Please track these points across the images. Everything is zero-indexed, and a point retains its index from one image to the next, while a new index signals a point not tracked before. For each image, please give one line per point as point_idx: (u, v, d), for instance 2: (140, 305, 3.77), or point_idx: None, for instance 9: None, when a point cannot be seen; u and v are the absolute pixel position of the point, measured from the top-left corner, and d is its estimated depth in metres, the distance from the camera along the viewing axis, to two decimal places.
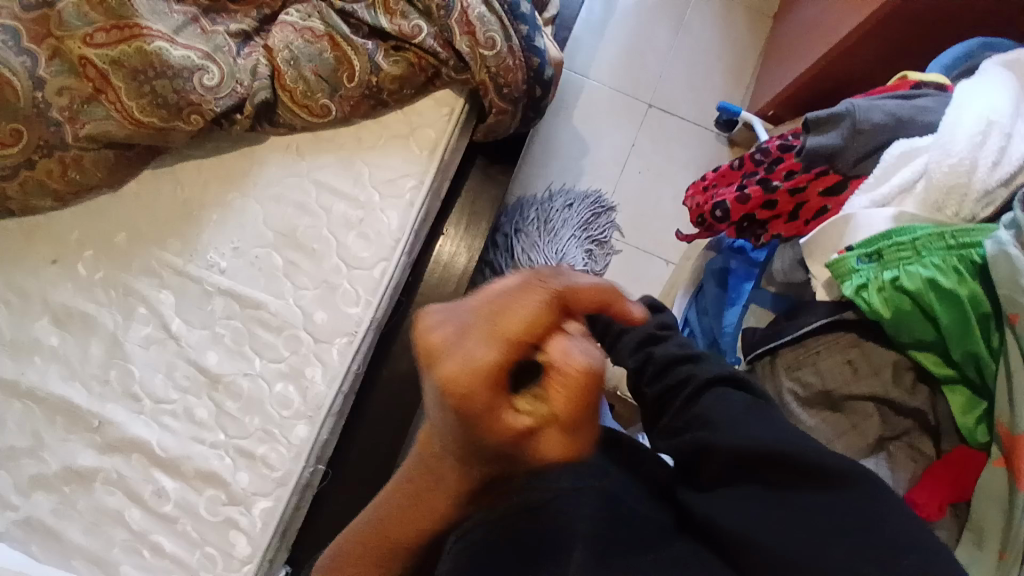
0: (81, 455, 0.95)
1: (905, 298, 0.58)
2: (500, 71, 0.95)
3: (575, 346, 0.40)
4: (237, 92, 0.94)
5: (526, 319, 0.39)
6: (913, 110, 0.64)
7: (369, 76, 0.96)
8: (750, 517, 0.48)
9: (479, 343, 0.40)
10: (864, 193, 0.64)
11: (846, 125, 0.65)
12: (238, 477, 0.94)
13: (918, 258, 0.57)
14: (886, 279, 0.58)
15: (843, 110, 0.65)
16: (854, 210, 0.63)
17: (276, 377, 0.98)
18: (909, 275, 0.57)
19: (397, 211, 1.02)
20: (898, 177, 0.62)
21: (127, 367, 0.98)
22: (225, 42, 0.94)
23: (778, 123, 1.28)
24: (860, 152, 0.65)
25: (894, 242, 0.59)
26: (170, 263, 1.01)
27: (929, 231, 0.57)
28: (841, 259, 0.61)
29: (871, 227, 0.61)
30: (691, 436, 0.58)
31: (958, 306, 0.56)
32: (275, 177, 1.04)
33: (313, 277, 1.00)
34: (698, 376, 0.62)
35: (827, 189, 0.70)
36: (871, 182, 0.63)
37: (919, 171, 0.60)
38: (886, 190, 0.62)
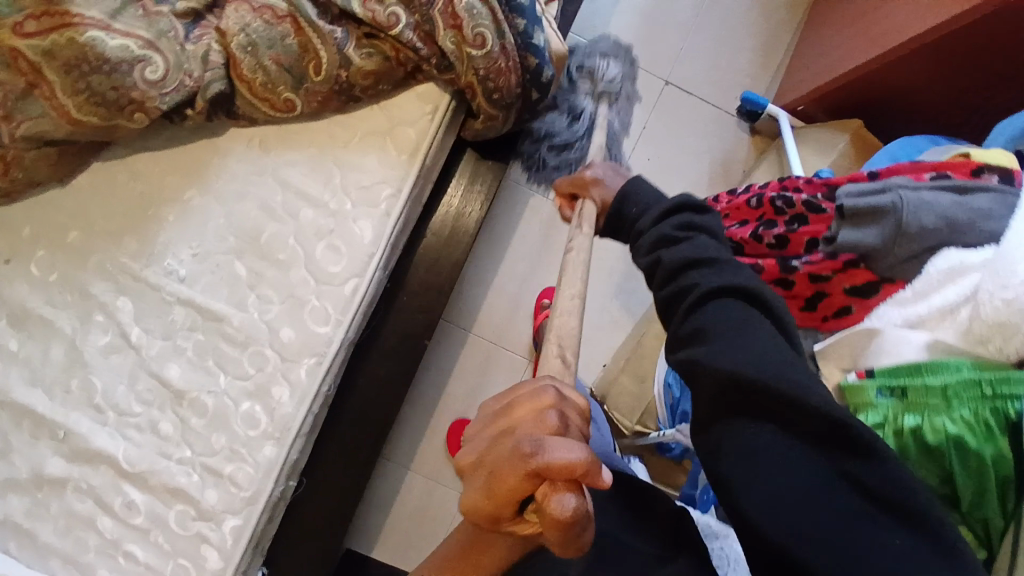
0: (49, 461, 0.93)
1: (922, 449, 0.51)
2: (491, 73, 0.81)
3: (560, 499, 0.37)
4: (186, 85, 0.82)
5: (517, 461, 0.37)
6: (971, 215, 0.53)
7: (338, 70, 0.83)
8: (744, 463, 0.45)
9: (476, 483, 0.40)
10: (897, 305, 0.56)
11: (889, 222, 0.55)
12: (206, 494, 0.93)
13: (946, 408, 0.51)
14: (904, 425, 0.52)
15: (886, 204, 0.55)
16: (882, 327, 0.56)
17: (242, 396, 0.93)
18: (932, 427, 0.51)
19: (371, 222, 0.92)
20: (940, 297, 0.53)
21: (88, 377, 0.93)
22: (171, 25, 0.80)
23: (808, 120, 1.14)
24: (901, 256, 0.56)
25: (923, 384, 0.52)
26: (126, 267, 0.93)
27: (962, 378, 0.50)
28: (860, 386, 0.56)
29: (898, 356, 0.54)
30: (687, 350, 0.52)
31: (981, 467, 0.49)
32: (237, 173, 0.93)
33: (279, 289, 0.93)
34: (705, 280, 0.55)
35: (853, 288, 0.60)
36: (908, 296, 0.55)
37: (967, 294, 0.51)
38: (922, 311, 0.54)
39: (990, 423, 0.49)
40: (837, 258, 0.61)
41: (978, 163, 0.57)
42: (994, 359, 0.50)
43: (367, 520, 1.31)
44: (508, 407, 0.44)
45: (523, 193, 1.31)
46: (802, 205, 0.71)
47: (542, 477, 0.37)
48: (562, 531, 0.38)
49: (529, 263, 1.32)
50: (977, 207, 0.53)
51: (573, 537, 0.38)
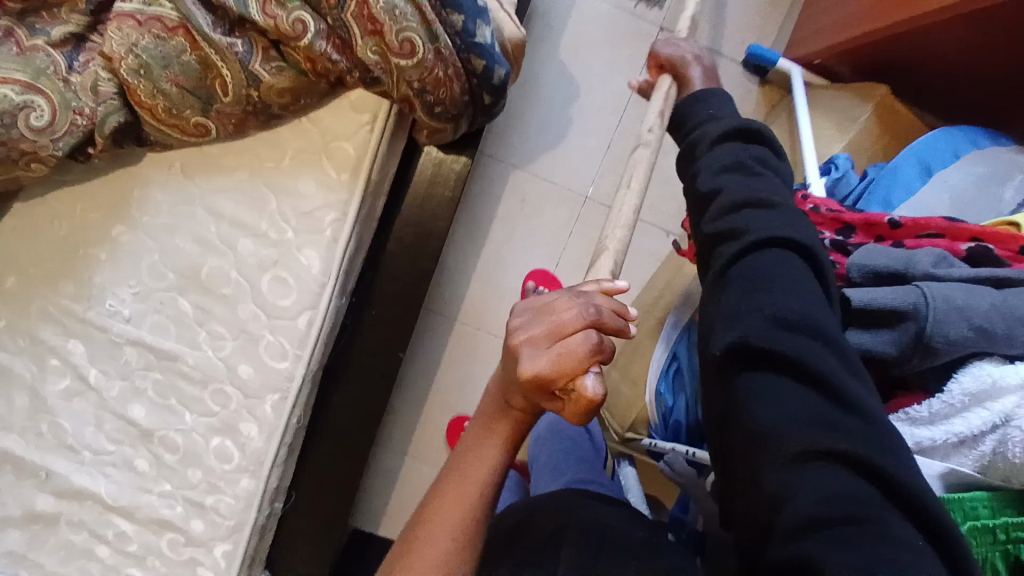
0: (38, 498, 0.94)
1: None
2: (428, 85, 0.68)
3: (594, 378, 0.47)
4: (79, 125, 0.71)
5: (569, 341, 0.47)
6: (1012, 323, 0.42)
7: (247, 90, 0.71)
8: (765, 433, 0.39)
9: (536, 354, 0.48)
10: (908, 424, 0.45)
11: (910, 330, 0.43)
12: (192, 524, 0.94)
13: None
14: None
15: (907, 307, 0.43)
16: None
17: (210, 432, 0.91)
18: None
19: (318, 251, 0.83)
20: (961, 421, 0.42)
21: (56, 421, 0.92)
22: (49, 60, 0.69)
23: (827, 74, 0.96)
24: (922, 367, 0.45)
25: None
26: (69, 310, 0.88)
27: (974, 527, 0.40)
28: None
29: None
30: (720, 299, 0.45)
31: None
32: (164, 204, 0.84)
33: (230, 325, 0.87)
34: (761, 225, 0.46)
35: None
36: (922, 416, 0.44)
37: (997, 421, 0.41)
38: (936, 436, 0.43)
39: (999, 570, 0.40)
40: None
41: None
42: (1018, 490, 0.41)
43: (370, 503, 1.20)
44: (548, 302, 0.51)
45: (502, 170, 1.16)
46: None
47: (585, 353, 0.47)
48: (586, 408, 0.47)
49: (513, 245, 1.17)
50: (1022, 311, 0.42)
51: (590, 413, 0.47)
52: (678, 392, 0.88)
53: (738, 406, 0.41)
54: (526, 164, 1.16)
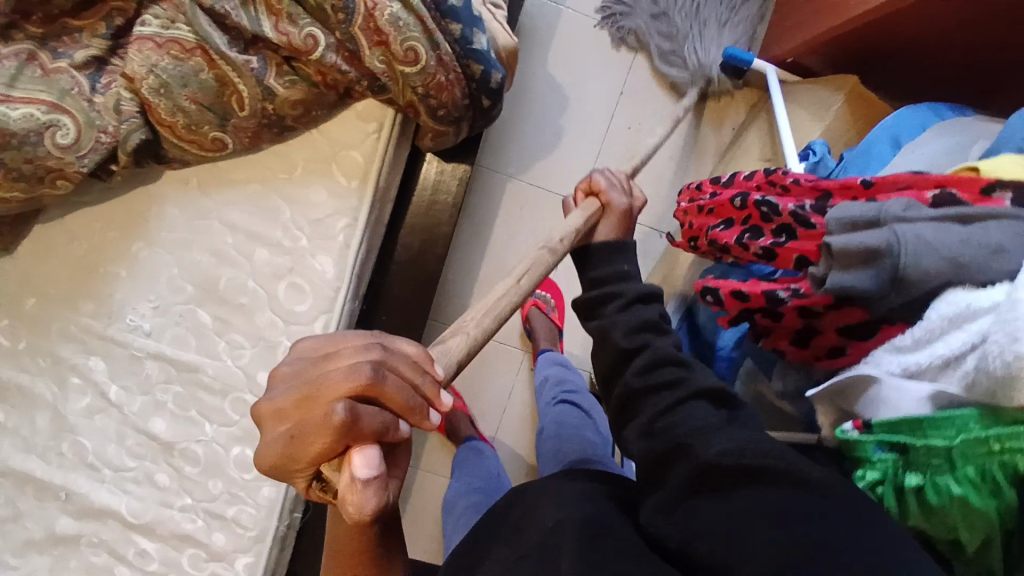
0: (59, 520, 0.96)
1: (928, 504, 0.47)
2: (431, 89, 0.73)
3: (358, 486, 0.46)
4: (103, 143, 0.75)
5: (317, 422, 0.46)
6: (979, 253, 0.45)
7: (262, 103, 0.76)
8: (722, 536, 0.46)
9: (273, 438, 0.47)
10: (894, 351, 0.49)
11: (886, 268, 0.47)
12: (214, 537, 0.95)
13: (950, 468, 0.45)
14: (906, 484, 0.47)
15: (882, 245, 0.46)
16: (879, 375, 0.49)
17: (231, 441, 0.93)
18: (936, 486, 0.46)
19: (331, 256, 0.87)
20: (943, 344, 0.46)
21: (77, 439, 0.93)
22: (73, 82, 0.73)
23: (799, 71, 1.03)
24: (899, 302, 0.48)
25: (923, 444, 0.46)
26: (90, 328, 0.90)
27: (965, 440, 0.43)
28: (856, 440, 0.50)
29: (896, 407, 0.49)
30: (662, 443, 0.54)
31: (990, 527, 0.45)
32: (182, 219, 0.88)
33: (248, 334, 0.89)
34: (686, 383, 0.57)
35: (848, 327, 0.53)
36: (907, 343, 0.48)
37: (974, 341, 0.44)
38: (922, 360, 0.47)
39: (999, 480, 0.43)
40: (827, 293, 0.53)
41: (990, 181, 0.49)
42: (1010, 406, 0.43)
43: None
44: (334, 354, 0.50)
45: (498, 180, 1.21)
46: (788, 215, 0.62)
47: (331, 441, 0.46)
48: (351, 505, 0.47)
49: (516, 251, 1.22)
50: (986, 241, 0.45)
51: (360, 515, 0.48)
52: None
53: (693, 525, 0.48)
54: (521, 173, 1.21)
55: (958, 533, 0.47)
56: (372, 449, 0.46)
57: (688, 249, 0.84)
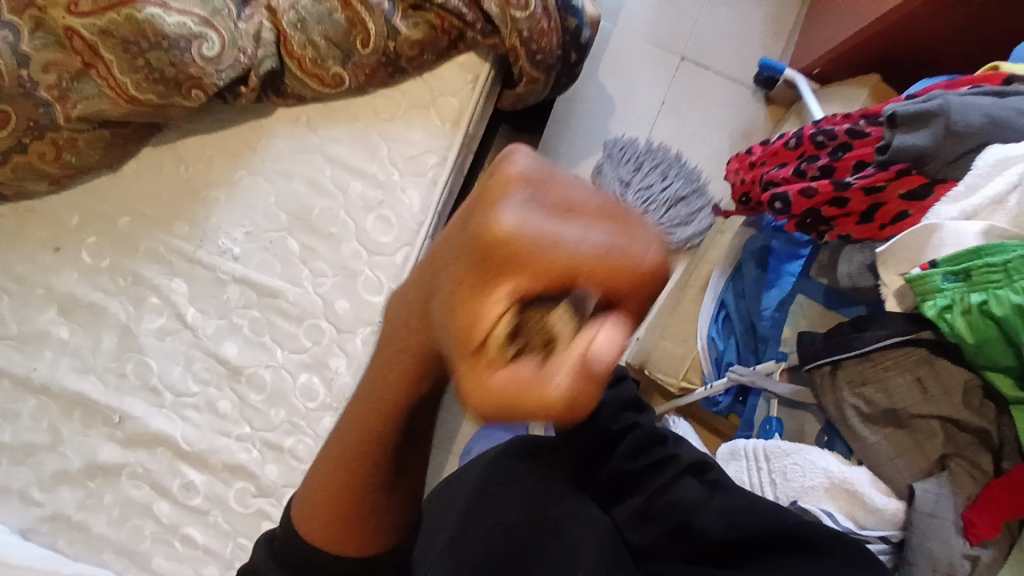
0: (103, 449, 0.93)
1: (991, 323, 0.58)
2: (534, 34, 0.85)
3: (596, 349, 0.31)
4: (240, 62, 0.84)
5: (570, 233, 0.31)
6: (1011, 113, 0.62)
7: (386, 42, 0.86)
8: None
9: (525, 216, 0.32)
10: (952, 202, 0.62)
11: (941, 124, 0.62)
12: (267, 469, 0.93)
13: (1008, 281, 0.57)
14: (972, 302, 0.58)
15: (937, 107, 0.62)
16: (941, 221, 0.61)
17: (299, 369, 0.94)
18: (997, 300, 0.57)
19: (420, 190, 0.94)
20: (990, 188, 0.60)
21: (143, 360, 0.94)
22: (224, 4, 0.82)
23: (823, 83, 1.20)
24: (953, 155, 0.63)
25: (985, 263, 0.58)
26: (179, 249, 0.94)
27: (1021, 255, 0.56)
28: (925, 276, 0.60)
29: (957, 244, 0.60)
30: (668, 501, 0.66)
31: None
32: (287, 151, 0.95)
33: (332, 262, 0.94)
34: (679, 460, 0.70)
35: (910, 192, 0.66)
36: (961, 191, 0.62)
37: (1013, 183, 0.59)
38: (975, 202, 0.61)
39: None
40: (890, 168, 0.66)
41: (1007, 73, 0.67)
42: None
43: None
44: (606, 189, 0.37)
45: None
46: (845, 134, 0.75)
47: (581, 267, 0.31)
48: (544, 367, 0.30)
49: None
50: (1015, 105, 0.63)
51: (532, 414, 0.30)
52: (728, 336, 0.99)
53: None
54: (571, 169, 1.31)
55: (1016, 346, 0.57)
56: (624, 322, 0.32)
57: (737, 204, 0.90)
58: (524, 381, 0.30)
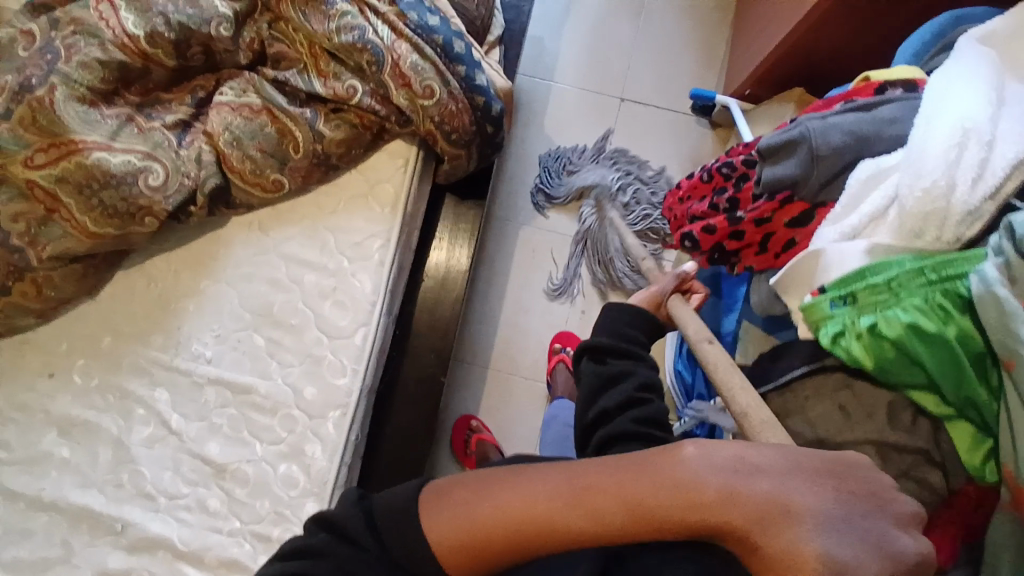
0: (110, 557, 0.97)
1: (885, 344, 0.57)
2: (445, 118, 0.91)
3: None
4: (186, 185, 0.92)
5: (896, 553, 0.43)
6: (875, 126, 0.63)
7: (314, 145, 0.94)
8: None
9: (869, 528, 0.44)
10: (832, 224, 0.63)
11: (804, 150, 0.63)
12: (259, 561, 0.96)
13: (896, 299, 0.57)
14: (862, 326, 0.58)
15: (797, 136, 0.63)
16: (823, 245, 0.62)
17: (278, 458, 0.99)
18: (888, 320, 0.57)
19: (369, 274, 1.00)
20: (866, 206, 0.61)
21: (136, 468, 0.99)
22: (164, 136, 0.91)
23: (756, 101, 1.22)
24: (824, 177, 0.63)
25: (869, 284, 0.58)
26: (157, 359, 1.01)
27: (908, 271, 0.57)
28: (816, 303, 0.61)
29: (843, 264, 0.60)
30: None
31: (950, 352, 0.55)
32: (245, 256, 1.02)
33: (296, 352, 1.00)
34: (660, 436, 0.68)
35: (793, 220, 0.68)
36: (839, 213, 0.63)
37: (888, 197, 0.60)
38: (854, 223, 0.62)
39: (941, 303, 0.55)
40: (774, 199, 0.67)
41: (880, 84, 0.68)
42: (927, 251, 0.58)
43: None
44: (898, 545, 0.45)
45: (513, 230, 1.38)
46: (744, 165, 0.75)
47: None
48: None
49: (531, 290, 1.37)
50: (882, 117, 0.63)
51: None
52: (694, 365, 1.00)
53: None
54: (531, 222, 1.38)
55: (923, 365, 0.56)
56: None
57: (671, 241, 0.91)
58: None
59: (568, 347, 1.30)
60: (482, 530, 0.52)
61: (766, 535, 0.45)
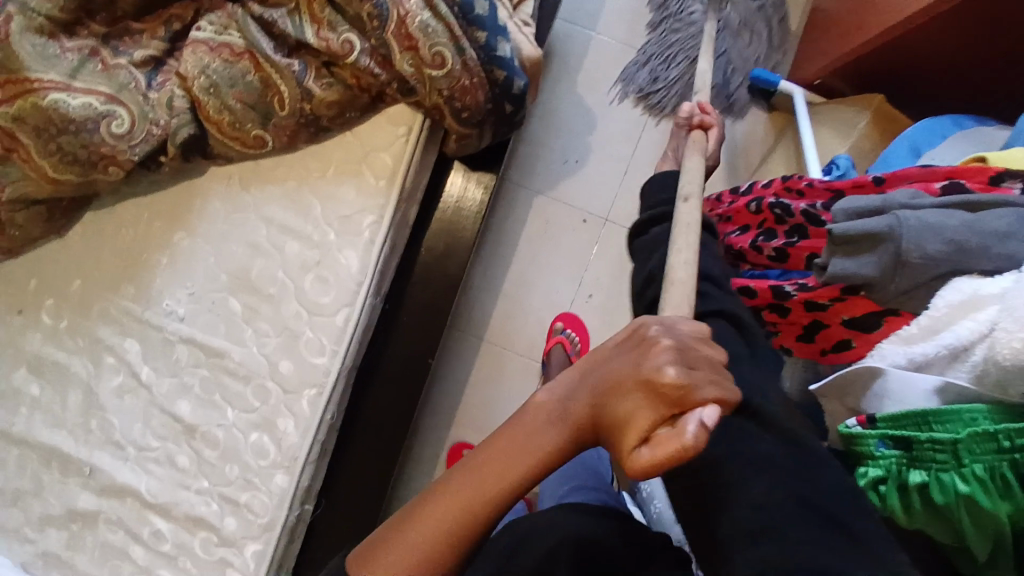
0: (80, 497, 0.99)
1: (929, 506, 0.46)
2: (456, 92, 0.77)
3: (679, 427, 0.40)
4: (154, 134, 0.82)
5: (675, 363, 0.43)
6: (985, 238, 0.47)
7: (301, 104, 0.82)
8: None
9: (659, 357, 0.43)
10: (901, 343, 0.50)
11: (887, 252, 0.49)
12: (225, 522, 0.97)
13: (957, 463, 0.44)
14: (909, 482, 0.46)
15: (882, 231, 0.49)
16: (884, 368, 0.49)
17: (249, 427, 0.96)
18: (941, 485, 0.44)
19: (356, 252, 0.91)
20: (951, 333, 0.46)
21: (106, 418, 0.98)
22: (131, 77, 0.80)
23: (829, 94, 1.07)
24: (904, 286, 0.49)
25: (928, 437, 0.45)
26: (128, 311, 0.96)
27: (978, 435, 0.43)
28: (858, 435, 0.49)
29: (902, 401, 0.48)
30: None
31: (999, 531, 0.44)
32: (222, 212, 0.94)
33: (273, 323, 0.94)
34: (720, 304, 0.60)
35: (853, 318, 0.54)
36: (913, 334, 0.49)
37: (983, 330, 0.45)
38: (930, 350, 0.47)
39: (1009, 479, 0.43)
40: (831, 287, 0.54)
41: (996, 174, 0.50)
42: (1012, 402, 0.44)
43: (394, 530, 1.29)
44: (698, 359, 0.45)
45: (526, 195, 1.27)
46: (801, 216, 0.64)
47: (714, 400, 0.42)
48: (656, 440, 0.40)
49: (537, 263, 1.28)
50: (994, 227, 0.47)
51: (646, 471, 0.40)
52: None
53: None
54: (548, 190, 1.27)
55: (965, 538, 0.45)
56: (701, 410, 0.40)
57: None
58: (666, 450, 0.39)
59: (570, 331, 1.23)
60: (431, 547, 0.47)
61: (601, 413, 0.45)
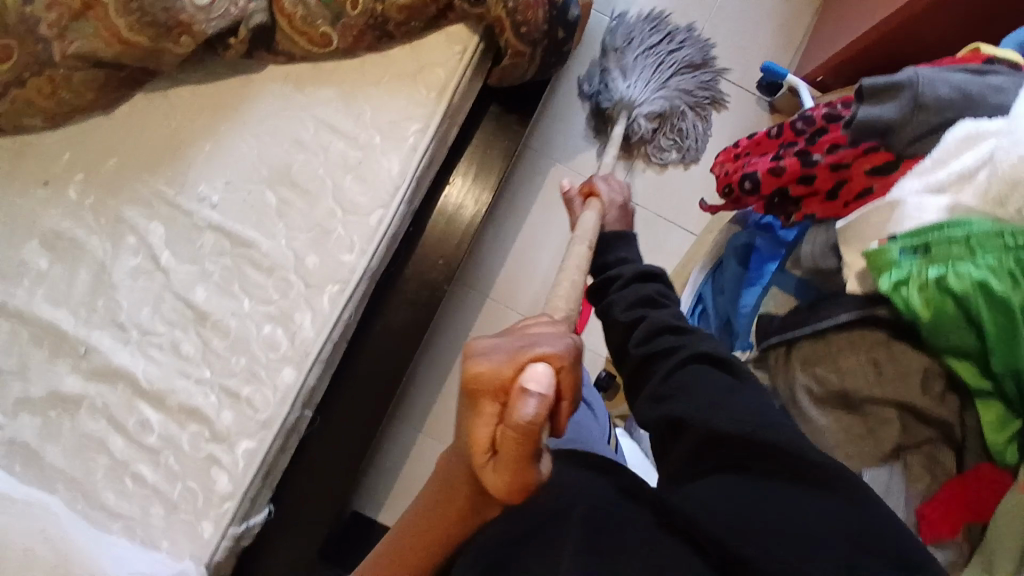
0: (66, 379, 0.94)
1: (948, 300, 0.53)
2: (519, 7, 0.90)
3: (521, 411, 0.35)
4: (231, 13, 0.90)
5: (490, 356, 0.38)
6: (984, 89, 0.58)
7: (374, 4, 0.90)
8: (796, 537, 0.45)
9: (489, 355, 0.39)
10: (917, 175, 0.57)
11: (909, 96, 0.58)
12: (221, 416, 0.94)
13: (970, 257, 0.52)
14: (928, 278, 0.53)
15: (905, 79, 0.59)
16: (902, 195, 0.57)
17: (265, 319, 0.96)
18: (957, 275, 0.52)
19: (398, 156, 0.96)
20: (958, 162, 0.55)
21: (114, 298, 0.96)
22: None
23: (826, 91, 1.22)
24: (918, 130, 0.59)
25: (946, 236, 0.53)
26: (160, 193, 0.97)
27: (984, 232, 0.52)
28: (881, 250, 0.57)
29: (919, 219, 0.56)
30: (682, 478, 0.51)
31: (1009, 321, 0.50)
32: (272, 108, 0.98)
33: (305, 219, 0.96)
34: (682, 347, 0.58)
35: (875, 168, 0.63)
36: (926, 166, 0.57)
37: (984, 158, 0.53)
38: (942, 176, 0.55)
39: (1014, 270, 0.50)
40: (859, 145, 0.63)
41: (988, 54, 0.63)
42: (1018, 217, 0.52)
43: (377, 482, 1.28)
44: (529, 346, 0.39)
45: (545, 163, 1.36)
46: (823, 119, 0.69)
47: (543, 362, 0.38)
48: (512, 444, 0.36)
49: (549, 228, 1.34)
50: (990, 83, 0.59)
51: (513, 480, 0.37)
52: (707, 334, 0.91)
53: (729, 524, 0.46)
54: (565, 160, 1.36)
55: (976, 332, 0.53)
56: (528, 383, 0.36)
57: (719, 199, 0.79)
58: (511, 446, 0.36)
59: None
60: None
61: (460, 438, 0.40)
